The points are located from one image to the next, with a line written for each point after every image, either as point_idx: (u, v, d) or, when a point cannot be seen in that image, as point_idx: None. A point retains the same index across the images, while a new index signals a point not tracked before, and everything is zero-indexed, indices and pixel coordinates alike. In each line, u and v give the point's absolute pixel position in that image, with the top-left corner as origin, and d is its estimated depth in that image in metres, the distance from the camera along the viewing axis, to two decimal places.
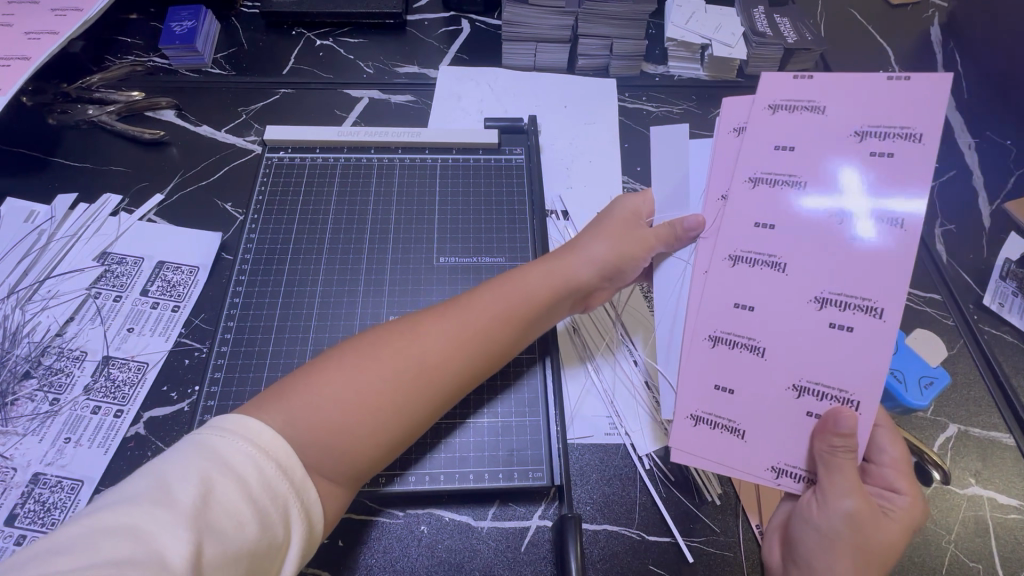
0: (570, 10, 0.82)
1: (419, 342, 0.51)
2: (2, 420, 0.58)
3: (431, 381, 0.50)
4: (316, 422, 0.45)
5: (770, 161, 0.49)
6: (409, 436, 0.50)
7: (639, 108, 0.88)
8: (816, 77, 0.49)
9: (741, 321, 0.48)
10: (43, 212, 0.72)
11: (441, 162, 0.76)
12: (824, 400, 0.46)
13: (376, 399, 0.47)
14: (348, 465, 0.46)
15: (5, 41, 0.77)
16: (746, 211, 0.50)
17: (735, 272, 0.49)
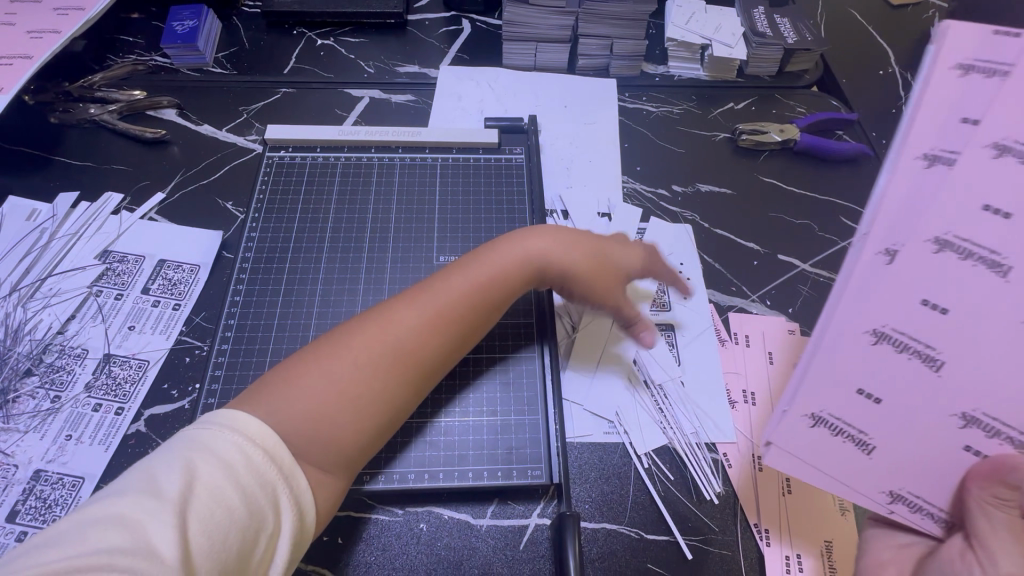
0: (571, 10, 0.83)
1: (395, 330, 0.51)
2: (4, 417, 0.58)
3: (409, 369, 0.50)
4: (298, 414, 0.45)
5: (1015, 126, 0.37)
6: (389, 425, 0.50)
7: (639, 109, 0.88)
8: (1020, 36, 0.38)
9: (927, 324, 0.38)
10: (45, 210, 0.72)
11: (441, 161, 0.76)
12: (995, 438, 0.38)
13: (353, 388, 0.47)
14: (336, 454, 0.46)
15: (8, 40, 0.78)
16: (958, 184, 0.38)
17: (938, 261, 0.38)
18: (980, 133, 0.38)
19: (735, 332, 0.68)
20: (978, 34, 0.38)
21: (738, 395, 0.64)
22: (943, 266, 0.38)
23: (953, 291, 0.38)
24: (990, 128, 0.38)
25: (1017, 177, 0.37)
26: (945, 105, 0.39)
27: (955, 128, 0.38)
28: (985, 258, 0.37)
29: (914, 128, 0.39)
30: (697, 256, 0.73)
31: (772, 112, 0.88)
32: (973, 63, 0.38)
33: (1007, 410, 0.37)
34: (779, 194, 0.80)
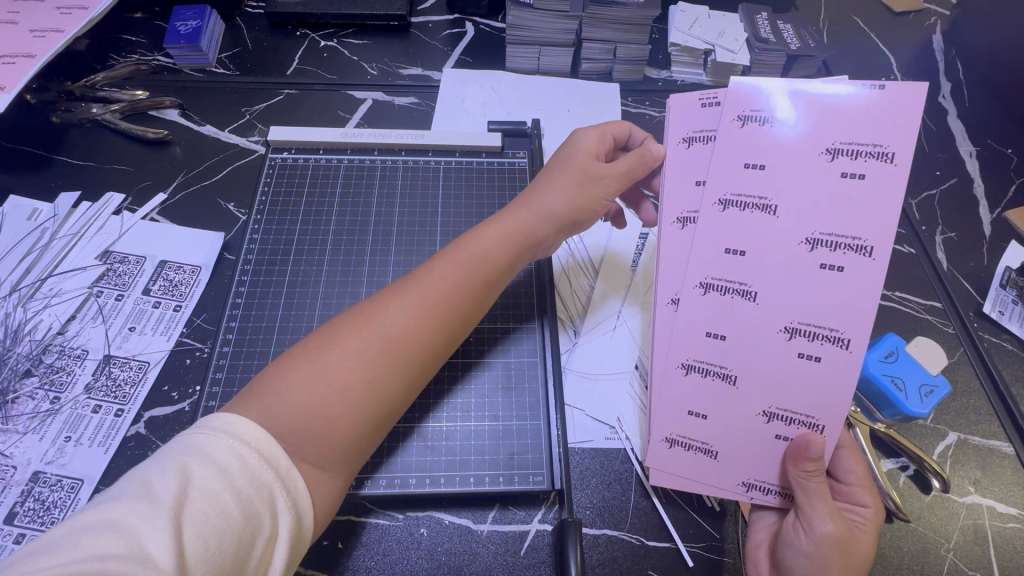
0: (575, 14, 0.83)
1: (389, 318, 0.50)
2: (3, 418, 0.58)
3: (397, 352, 0.50)
4: (288, 409, 0.45)
5: (734, 180, 0.51)
6: (384, 417, 0.49)
7: (642, 113, 0.88)
8: (784, 83, 0.50)
9: (714, 349, 0.52)
10: (46, 210, 0.71)
11: (444, 164, 0.76)
12: (794, 425, 0.51)
13: (348, 381, 0.47)
14: (329, 449, 0.46)
15: (10, 39, 0.77)
16: (719, 234, 0.52)
17: (708, 300, 0.52)
18: (708, 191, 0.52)
19: None
20: (752, 90, 0.51)
21: None
22: (712, 300, 0.52)
23: (728, 323, 0.52)
24: (715, 182, 0.52)
25: (744, 221, 0.51)
26: (682, 175, 0.54)
27: (743, 174, 0.51)
28: (739, 286, 0.51)
29: (667, 201, 0.55)
30: None
31: None
32: (747, 115, 0.51)
33: (791, 401, 0.51)
34: None
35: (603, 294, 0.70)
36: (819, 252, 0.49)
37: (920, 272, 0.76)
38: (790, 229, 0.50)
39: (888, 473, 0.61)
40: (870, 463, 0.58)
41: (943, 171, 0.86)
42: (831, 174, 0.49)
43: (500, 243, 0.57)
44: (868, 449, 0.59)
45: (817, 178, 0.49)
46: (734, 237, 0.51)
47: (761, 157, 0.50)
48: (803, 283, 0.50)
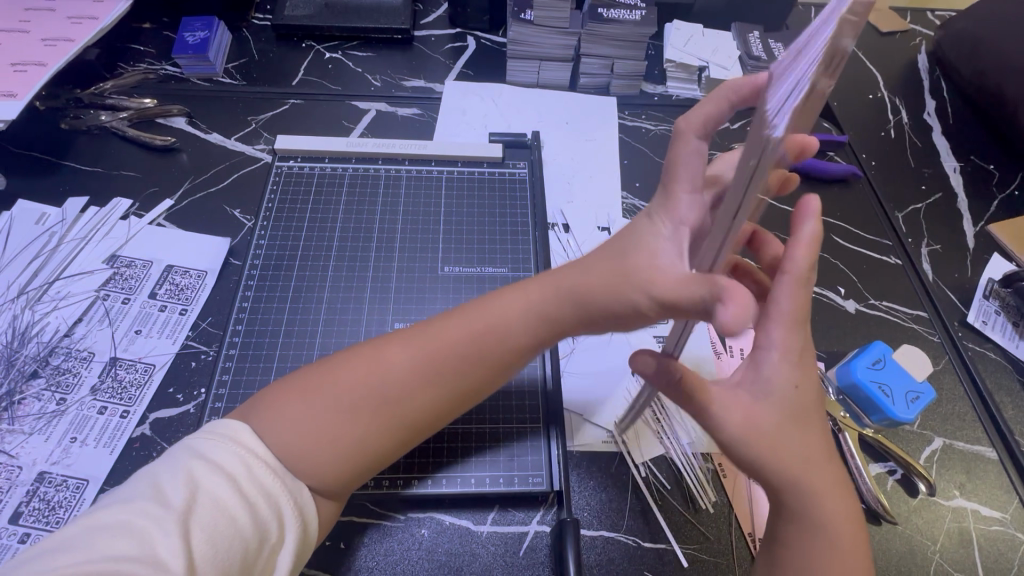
0: (574, 31, 0.86)
1: (389, 376, 0.46)
2: (9, 419, 0.59)
3: (392, 410, 0.46)
4: (282, 443, 0.44)
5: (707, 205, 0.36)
6: (377, 464, 0.47)
7: (638, 126, 0.92)
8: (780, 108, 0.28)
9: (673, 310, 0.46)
10: (53, 215, 0.72)
11: (446, 174, 0.78)
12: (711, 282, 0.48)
13: (337, 432, 0.45)
14: (319, 485, 0.45)
15: (23, 47, 0.79)
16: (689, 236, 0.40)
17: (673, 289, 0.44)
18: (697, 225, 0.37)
19: (729, 345, 0.70)
20: None
21: None
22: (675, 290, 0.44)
23: None
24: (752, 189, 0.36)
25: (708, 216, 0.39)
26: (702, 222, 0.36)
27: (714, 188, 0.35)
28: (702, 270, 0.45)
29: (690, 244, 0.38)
30: None
31: None
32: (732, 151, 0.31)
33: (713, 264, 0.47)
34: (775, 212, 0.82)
35: None
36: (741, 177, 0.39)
37: (907, 283, 0.78)
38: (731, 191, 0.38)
39: (877, 477, 0.63)
40: (858, 467, 0.62)
41: (928, 186, 0.89)
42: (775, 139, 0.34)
43: (519, 321, 0.47)
44: (857, 454, 0.62)
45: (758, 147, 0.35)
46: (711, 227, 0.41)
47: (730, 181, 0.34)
48: None
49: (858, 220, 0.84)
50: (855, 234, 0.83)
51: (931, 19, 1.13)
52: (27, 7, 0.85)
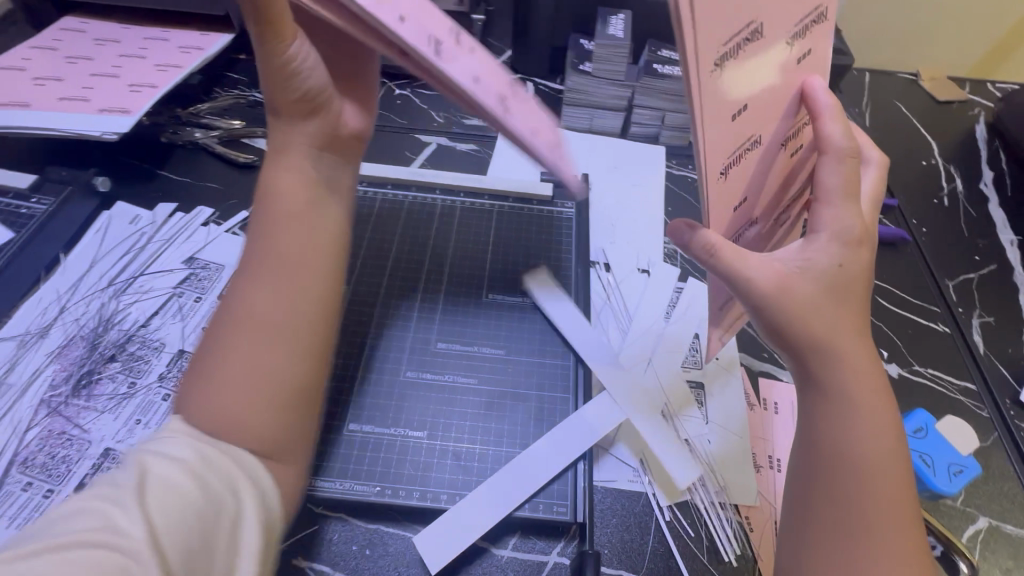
0: (629, 83, 0.91)
1: (238, 297, 0.52)
2: (85, 395, 0.64)
3: (236, 323, 0.51)
4: (210, 402, 0.47)
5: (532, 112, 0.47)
6: (295, 393, 0.51)
7: (683, 176, 0.96)
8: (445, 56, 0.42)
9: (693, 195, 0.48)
10: (145, 216, 0.80)
11: (498, 208, 0.82)
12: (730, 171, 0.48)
13: (247, 364, 0.49)
14: (257, 432, 0.48)
15: (138, 69, 0.90)
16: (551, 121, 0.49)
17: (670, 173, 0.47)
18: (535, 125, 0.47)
19: (764, 399, 0.71)
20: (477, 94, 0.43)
21: (765, 459, 0.66)
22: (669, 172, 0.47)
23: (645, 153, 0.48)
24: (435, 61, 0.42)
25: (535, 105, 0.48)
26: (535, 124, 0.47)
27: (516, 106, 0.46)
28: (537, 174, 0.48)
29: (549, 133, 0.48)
30: None
31: None
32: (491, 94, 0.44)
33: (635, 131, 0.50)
34: None
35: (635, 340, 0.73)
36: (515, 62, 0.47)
37: (956, 353, 0.77)
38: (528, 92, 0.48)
39: None
40: None
41: (981, 256, 0.87)
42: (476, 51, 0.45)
43: (287, 176, 0.57)
44: None
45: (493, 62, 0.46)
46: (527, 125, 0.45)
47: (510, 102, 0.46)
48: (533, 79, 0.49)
49: (904, 282, 0.83)
50: (902, 298, 0.82)
51: (991, 91, 1.14)
52: (146, 37, 0.97)
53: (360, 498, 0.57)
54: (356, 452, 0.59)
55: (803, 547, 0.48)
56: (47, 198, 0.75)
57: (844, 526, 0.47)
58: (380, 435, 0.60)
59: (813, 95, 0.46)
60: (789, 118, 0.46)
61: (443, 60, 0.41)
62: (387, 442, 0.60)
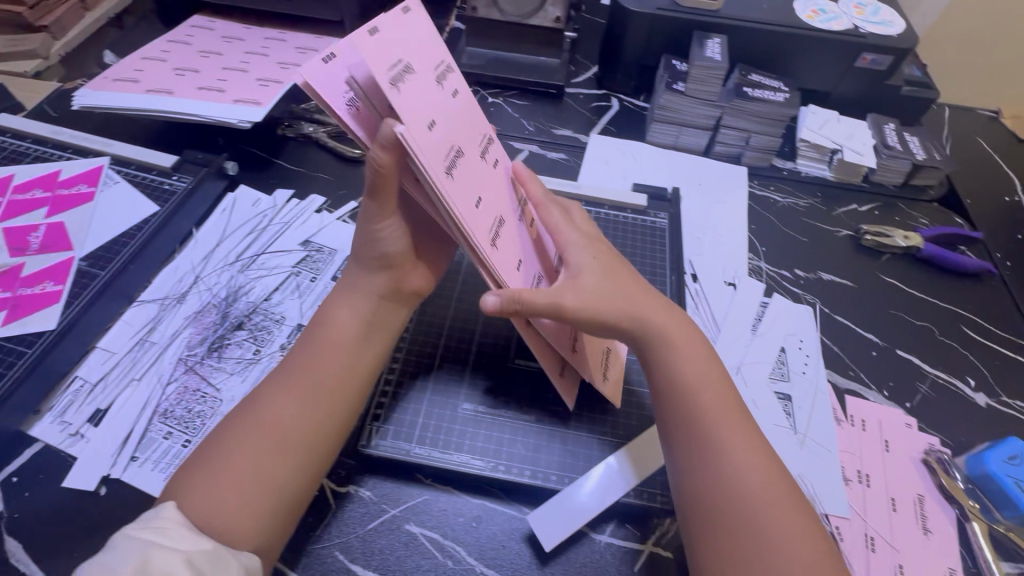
0: (720, 104, 0.95)
1: (263, 416, 0.55)
2: (217, 357, 0.70)
3: (264, 429, 0.54)
4: (212, 501, 0.50)
5: (436, 143, 0.51)
6: (291, 506, 0.53)
7: (766, 196, 0.98)
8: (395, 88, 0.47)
9: (480, 218, 0.55)
10: (266, 201, 0.87)
11: (594, 213, 0.86)
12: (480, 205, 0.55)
13: (250, 479, 0.51)
14: (240, 532, 0.50)
15: (263, 66, 0.97)
16: (471, 170, 0.55)
17: (478, 210, 0.54)
18: (440, 160, 0.50)
19: (851, 415, 0.72)
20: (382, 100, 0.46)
21: (853, 473, 0.67)
22: (479, 208, 0.55)
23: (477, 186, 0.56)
24: (412, 127, 0.47)
25: (468, 163, 0.55)
26: (433, 152, 0.50)
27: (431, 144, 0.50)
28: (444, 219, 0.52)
29: (445, 168, 0.51)
30: (817, 335, 0.79)
31: (895, 219, 0.96)
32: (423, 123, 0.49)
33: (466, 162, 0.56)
34: (899, 295, 0.85)
35: (727, 347, 0.76)
36: (414, 80, 0.50)
37: None
38: (449, 128, 0.54)
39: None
40: (988, 561, 0.60)
41: None
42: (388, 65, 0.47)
43: (345, 313, 0.61)
44: (985, 546, 0.61)
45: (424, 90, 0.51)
46: (474, 192, 0.55)
47: (426, 123, 0.50)
48: (455, 115, 0.55)
49: (990, 314, 0.84)
50: (989, 329, 0.82)
51: None
52: (267, 37, 1.05)
53: (477, 473, 0.60)
54: (471, 429, 0.63)
55: (695, 537, 0.52)
56: (187, 177, 0.82)
57: (737, 513, 0.51)
58: (493, 415, 0.64)
59: (520, 174, 0.65)
60: (510, 191, 0.63)
61: (416, 135, 0.47)
62: (496, 420, 0.64)
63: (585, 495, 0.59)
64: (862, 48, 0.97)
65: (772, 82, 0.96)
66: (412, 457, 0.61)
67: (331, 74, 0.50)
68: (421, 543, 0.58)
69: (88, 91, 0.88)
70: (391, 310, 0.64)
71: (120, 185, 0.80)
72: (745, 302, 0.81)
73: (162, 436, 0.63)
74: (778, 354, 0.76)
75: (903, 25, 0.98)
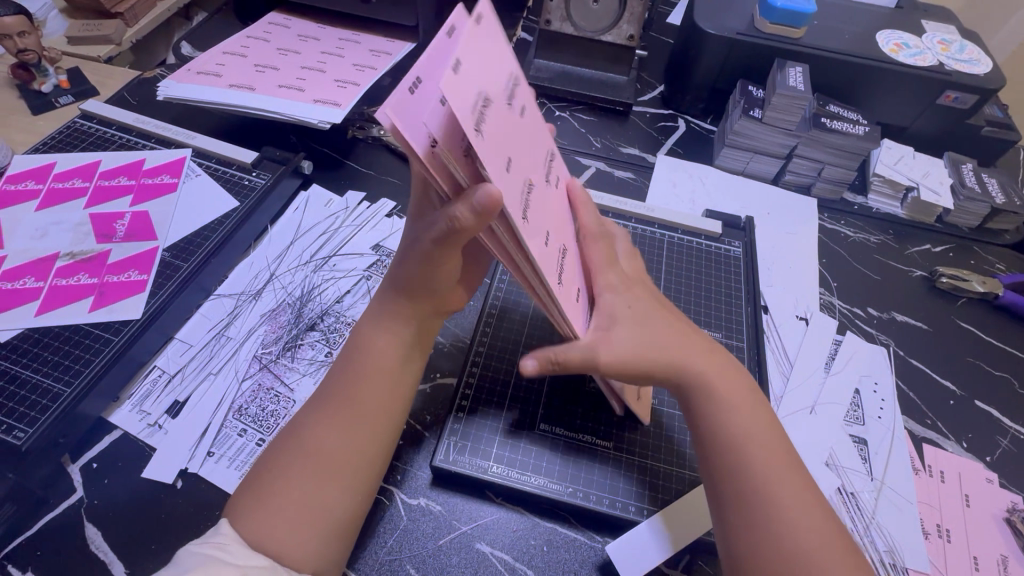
0: (797, 134, 0.93)
1: (309, 441, 0.52)
2: (291, 357, 0.70)
3: (315, 456, 0.51)
4: (271, 527, 0.48)
5: (513, 184, 0.43)
6: (346, 527, 0.51)
7: (837, 230, 0.96)
8: (479, 131, 0.36)
9: (551, 248, 0.49)
10: (338, 202, 0.87)
11: (666, 237, 0.85)
12: (551, 237, 0.49)
13: (302, 506, 0.49)
14: (303, 556, 0.48)
15: (339, 67, 0.98)
16: (537, 198, 0.49)
17: (548, 240, 0.48)
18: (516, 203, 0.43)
19: (929, 465, 0.70)
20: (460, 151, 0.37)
21: (932, 526, 0.65)
22: (547, 236, 0.49)
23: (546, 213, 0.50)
24: (495, 179, 0.39)
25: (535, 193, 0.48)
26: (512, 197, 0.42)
27: (509, 186, 0.42)
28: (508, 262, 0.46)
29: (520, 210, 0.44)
30: (892, 378, 0.77)
31: (970, 262, 0.93)
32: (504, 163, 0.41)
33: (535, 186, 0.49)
34: (976, 343, 0.82)
35: (801, 384, 0.74)
36: (496, 111, 0.40)
37: None
38: (519, 159, 0.45)
39: None
40: None
41: None
42: (479, 105, 0.37)
43: (386, 339, 0.56)
44: None
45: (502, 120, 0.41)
46: (542, 227, 0.48)
47: (506, 164, 0.41)
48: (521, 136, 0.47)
49: None
50: None
51: None
52: (341, 38, 1.06)
53: (554, 496, 0.59)
54: (546, 451, 0.63)
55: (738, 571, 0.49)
56: (265, 174, 0.83)
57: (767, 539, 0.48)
58: (570, 438, 0.63)
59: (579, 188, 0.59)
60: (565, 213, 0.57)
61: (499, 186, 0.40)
62: (570, 444, 0.63)
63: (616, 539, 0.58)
64: (946, 85, 0.95)
65: (850, 115, 0.93)
66: (489, 475, 0.60)
67: (419, 114, 0.37)
68: (491, 565, 0.57)
69: (173, 82, 0.90)
70: (428, 335, 0.59)
71: (201, 178, 0.81)
72: (818, 339, 0.79)
73: (237, 433, 0.63)
74: (853, 396, 0.74)
75: (989, 64, 0.96)
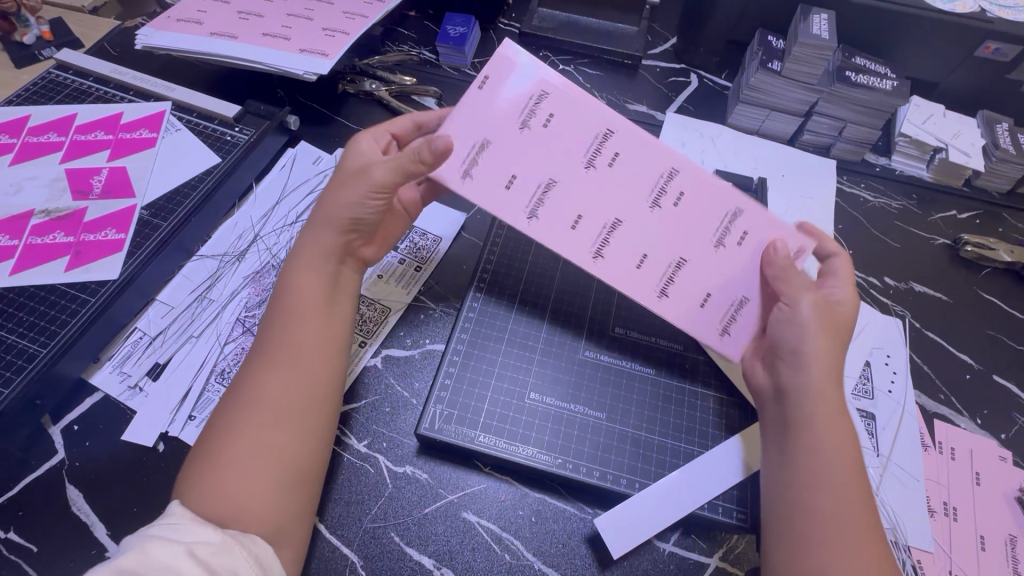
0: (819, 89, 0.85)
1: (254, 391, 0.51)
2: None
3: (265, 409, 0.50)
4: (221, 490, 0.46)
5: (558, 215, 0.58)
6: (303, 475, 0.50)
7: (856, 194, 0.90)
8: (514, 196, 0.58)
9: (630, 248, 0.59)
10: (327, 159, 0.83)
11: None
12: (613, 238, 0.58)
13: (252, 460, 0.48)
14: (260, 512, 0.46)
15: (327, 14, 0.90)
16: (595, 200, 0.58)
17: (615, 253, 0.59)
18: (580, 228, 0.58)
19: (939, 442, 0.66)
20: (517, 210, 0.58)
21: (938, 505, 0.62)
22: (615, 240, 0.58)
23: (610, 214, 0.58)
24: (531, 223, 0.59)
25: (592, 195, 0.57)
26: (564, 231, 0.59)
27: (563, 229, 0.59)
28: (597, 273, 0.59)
29: (579, 238, 0.59)
30: (905, 351, 0.73)
31: (997, 230, 0.87)
32: (537, 216, 0.58)
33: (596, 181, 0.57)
34: (999, 317, 0.78)
35: None
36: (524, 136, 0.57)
37: None
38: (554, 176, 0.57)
39: None
40: None
41: None
42: (511, 149, 0.57)
43: (313, 281, 0.57)
44: None
45: (526, 154, 0.57)
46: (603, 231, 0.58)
47: (541, 213, 0.58)
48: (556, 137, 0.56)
49: None
50: None
51: None
52: None
53: (543, 467, 0.58)
54: (538, 421, 0.60)
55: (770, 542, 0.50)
56: (248, 130, 0.78)
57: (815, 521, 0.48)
58: (561, 408, 0.61)
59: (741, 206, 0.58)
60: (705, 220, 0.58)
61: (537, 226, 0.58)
62: (560, 413, 0.61)
63: (669, 478, 0.57)
64: (986, 36, 0.86)
65: (878, 67, 0.85)
66: (475, 445, 0.58)
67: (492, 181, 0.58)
68: (478, 535, 0.56)
69: (152, 31, 0.85)
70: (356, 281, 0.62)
71: (182, 133, 0.77)
72: None
73: (219, 398, 0.61)
74: (862, 370, 0.70)
75: None
